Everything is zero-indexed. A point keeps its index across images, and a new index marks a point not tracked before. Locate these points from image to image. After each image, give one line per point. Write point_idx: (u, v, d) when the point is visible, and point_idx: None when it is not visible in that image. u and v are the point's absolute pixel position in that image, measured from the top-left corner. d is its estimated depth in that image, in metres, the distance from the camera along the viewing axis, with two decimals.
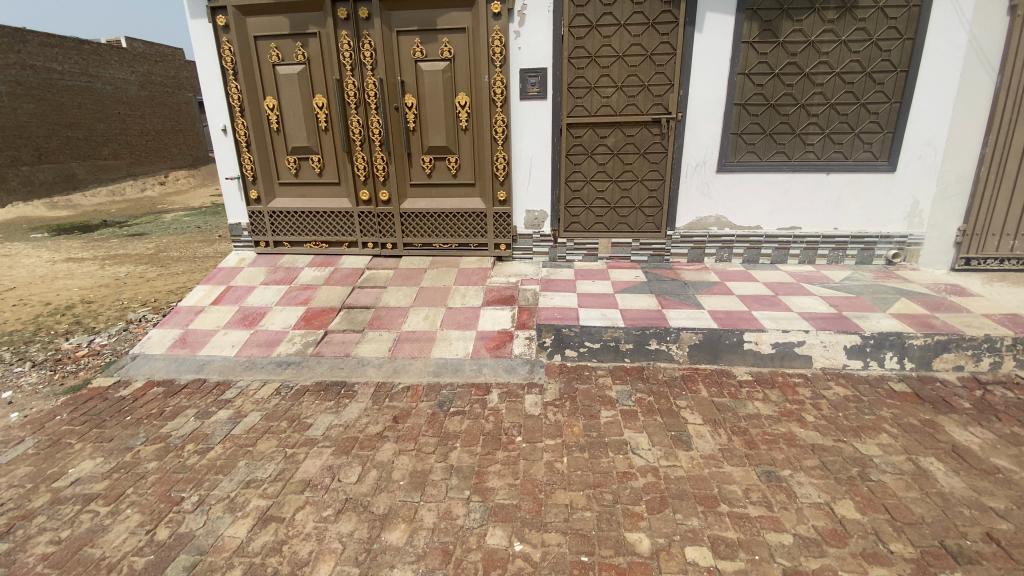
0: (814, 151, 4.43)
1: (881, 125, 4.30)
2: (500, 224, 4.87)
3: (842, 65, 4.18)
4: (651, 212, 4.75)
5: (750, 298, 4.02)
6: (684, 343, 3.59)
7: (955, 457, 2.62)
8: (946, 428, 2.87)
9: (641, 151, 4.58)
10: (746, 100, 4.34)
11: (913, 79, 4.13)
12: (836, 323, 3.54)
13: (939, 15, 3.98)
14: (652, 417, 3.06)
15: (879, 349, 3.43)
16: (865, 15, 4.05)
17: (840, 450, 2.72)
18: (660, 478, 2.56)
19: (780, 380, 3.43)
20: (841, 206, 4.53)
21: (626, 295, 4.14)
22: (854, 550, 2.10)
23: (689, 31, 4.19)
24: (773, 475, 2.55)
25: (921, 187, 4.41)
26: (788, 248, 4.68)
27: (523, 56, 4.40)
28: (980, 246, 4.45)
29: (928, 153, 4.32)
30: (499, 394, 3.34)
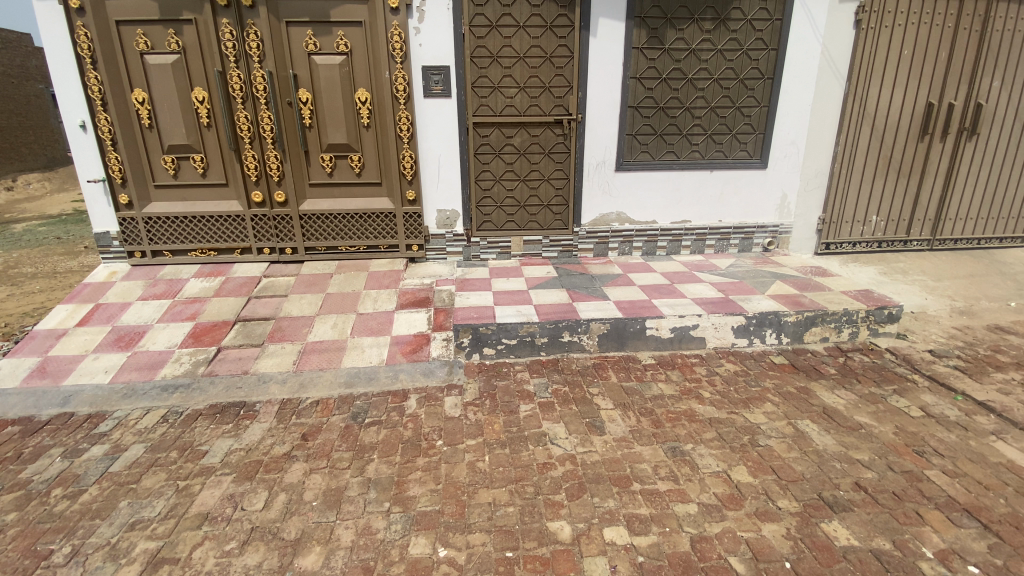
0: (699, 151, 4.82)
1: (753, 126, 4.78)
2: (409, 224, 4.75)
3: (719, 72, 4.59)
4: (558, 210, 4.90)
5: (650, 288, 4.28)
6: (595, 333, 3.74)
7: (826, 418, 2.99)
8: (817, 392, 3.27)
9: (546, 151, 4.70)
10: (639, 103, 4.61)
11: (777, 87, 4.64)
12: (724, 306, 3.88)
13: (796, 29, 4.50)
14: (568, 406, 3.16)
15: (761, 327, 3.82)
16: (736, 26, 4.47)
17: (733, 421, 2.99)
18: (578, 464, 2.65)
19: (680, 361, 3.71)
20: (724, 201, 4.98)
21: (538, 291, 4.22)
22: (748, 511, 2.32)
23: (584, 35, 4.37)
24: (678, 451, 2.74)
25: (788, 182, 4.97)
26: (681, 240, 5.06)
27: (424, 54, 4.31)
28: (836, 233, 5.16)
29: (792, 152, 4.88)
30: (418, 399, 3.26)
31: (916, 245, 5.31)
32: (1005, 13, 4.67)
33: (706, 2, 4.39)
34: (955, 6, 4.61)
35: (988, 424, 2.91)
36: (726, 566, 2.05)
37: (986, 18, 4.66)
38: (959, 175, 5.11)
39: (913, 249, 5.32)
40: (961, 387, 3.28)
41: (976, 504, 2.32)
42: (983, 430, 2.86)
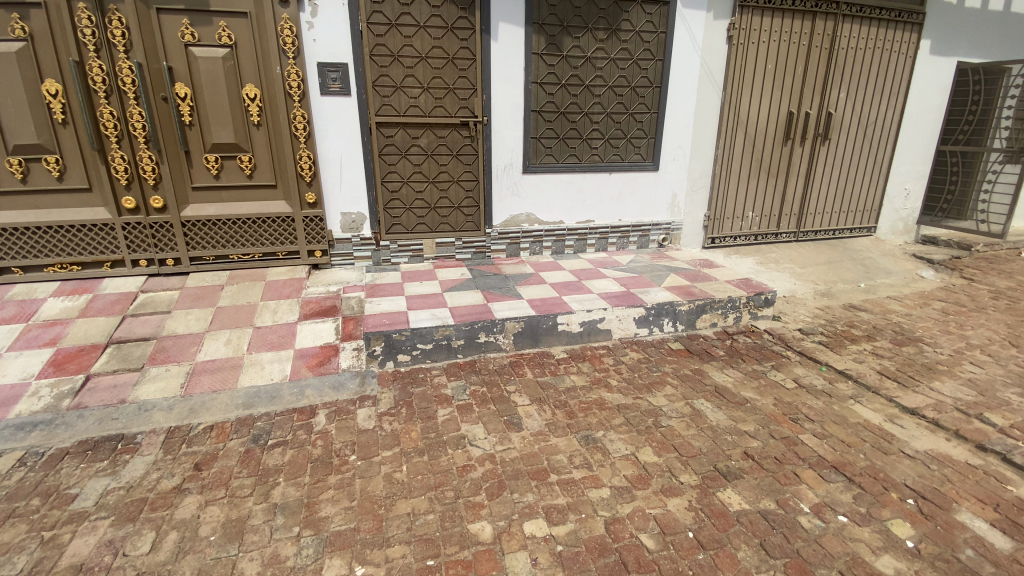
0: (599, 154, 5.08)
1: (645, 131, 5.12)
2: (311, 229, 4.50)
3: (613, 80, 4.86)
4: (469, 211, 4.91)
5: (560, 285, 4.43)
6: (509, 332, 3.79)
7: (718, 395, 3.29)
8: (710, 373, 3.59)
9: (454, 152, 4.69)
10: (541, 107, 4.76)
11: (664, 95, 5.01)
12: (626, 299, 4.12)
13: (678, 42, 4.90)
14: (485, 406, 3.17)
15: (660, 316, 4.11)
16: (626, 37, 4.76)
17: (639, 405, 3.19)
18: (497, 463, 2.67)
19: (590, 353, 3.88)
20: (623, 200, 5.29)
21: (452, 294, 4.19)
22: (655, 488, 2.48)
23: (485, 38, 4.42)
24: (591, 439, 2.87)
25: (677, 183, 5.40)
26: (587, 238, 5.29)
27: (319, 50, 4.11)
28: (720, 229, 5.69)
29: (679, 155, 5.31)
30: (327, 414, 3.09)
31: (785, 238, 6.02)
32: (846, 36, 5.44)
33: (599, 12, 4.63)
34: (806, 28, 5.30)
35: (846, 389, 3.37)
36: (638, 543, 2.17)
37: (831, 40, 5.40)
38: (816, 176, 5.86)
39: (783, 241, 6.02)
40: (824, 359, 3.77)
41: (841, 460, 2.67)
42: (842, 395, 3.30)
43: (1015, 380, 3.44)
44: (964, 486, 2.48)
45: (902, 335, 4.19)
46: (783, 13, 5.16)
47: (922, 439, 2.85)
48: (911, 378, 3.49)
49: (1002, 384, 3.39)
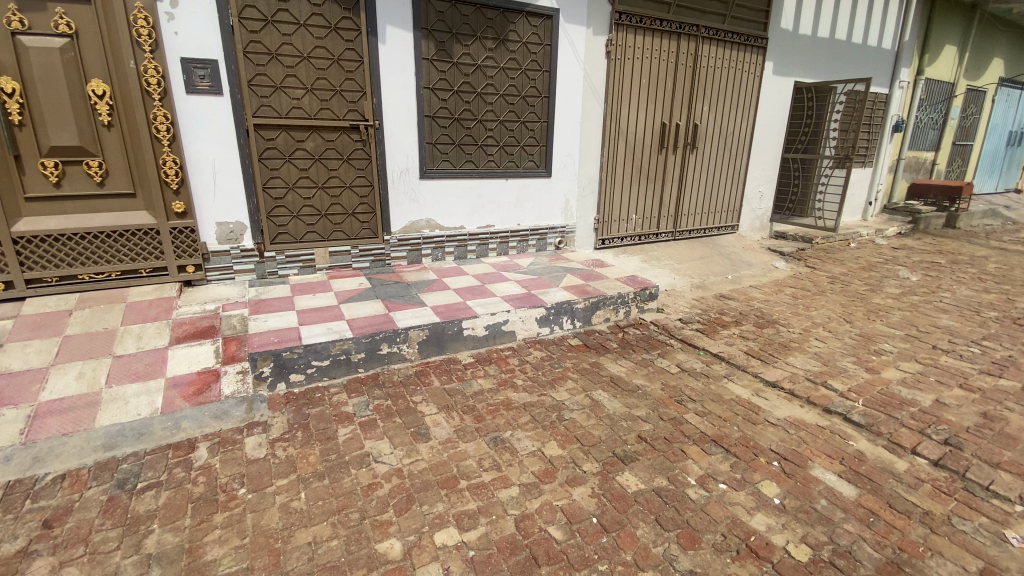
0: (495, 160, 5.17)
1: (537, 139, 5.33)
2: (181, 243, 4.04)
3: (504, 88, 4.99)
4: (364, 218, 4.73)
5: (464, 290, 4.44)
6: (413, 341, 3.71)
7: (613, 385, 3.52)
8: (606, 364, 3.83)
9: (344, 157, 4.50)
10: (434, 112, 4.74)
11: (552, 104, 5.24)
12: (527, 301, 4.25)
13: (563, 54, 5.17)
14: (390, 420, 3.08)
15: (559, 315, 4.29)
16: (514, 47, 4.92)
17: (543, 402, 3.30)
18: (405, 477, 2.60)
19: (496, 355, 3.93)
20: (521, 205, 5.44)
21: (350, 305, 4.01)
22: (560, 480, 2.58)
23: (373, 41, 4.31)
24: (499, 440, 2.91)
25: (569, 188, 5.67)
26: (488, 243, 5.36)
27: (183, 44, 3.73)
28: (610, 231, 6.10)
29: (569, 162, 5.59)
30: (210, 447, 2.80)
31: (666, 237, 6.60)
32: (706, 56, 6.12)
33: (486, 22, 4.74)
34: (673, 47, 5.87)
35: (720, 370, 3.78)
36: (547, 536, 2.24)
37: (694, 59, 6.04)
38: (688, 181, 6.50)
39: (664, 240, 6.59)
40: (702, 344, 4.20)
41: (719, 433, 2.98)
42: (718, 375, 3.71)
43: (849, 351, 4.10)
44: (816, 445, 2.89)
45: (763, 318, 4.79)
46: (653, 33, 5.68)
47: (782, 407, 3.28)
48: (771, 355, 4.01)
49: (839, 354, 4.02)
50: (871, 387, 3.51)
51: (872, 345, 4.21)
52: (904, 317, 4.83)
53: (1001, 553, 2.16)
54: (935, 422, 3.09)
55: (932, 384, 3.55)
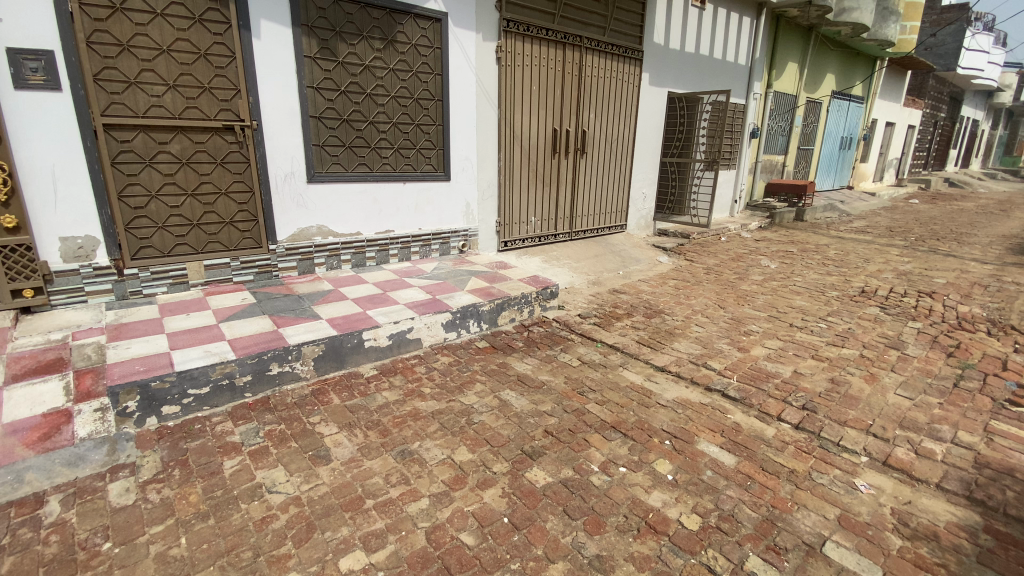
0: (390, 163, 5.02)
1: (433, 142, 5.27)
2: (14, 263, 3.40)
3: (395, 90, 4.86)
4: (245, 226, 4.35)
5: (363, 299, 4.25)
6: (307, 357, 3.48)
7: (520, 384, 3.58)
8: (513, 364, 3.89)
9: (218, 161, 4.09)
10: (320, 113, 4.49)
11: (446, 108, 5.22)
12: (431, 307, 4.18)
13: (454, 58, 5.16)
14: (285, 446, 2.85)
15: (465, 319, 4.27)
16: (404, 49, 4.82)
17: (452, 408, 3.26)
18: (304, 504, 2.42)
19: (401, 365, 3.82)
20: (420, 209, 5.33)
21: (232, 323, 3.65)
22: (471, 485, 2.57)
23: (245, 35, 3.98)
24: (406, 452, 2.82)
25: (468, 192, 5.68)
26: (387, 249, 5.19)
27: (5, 30, 3.16)
28: (510, 233, 6.21)
29: (467, 165, 5.59)
30: (63, 500, 2.38)
31: (564, 238, 6.88)
32: (590, 66, 6.48)
33: (372, 21, 4.59)
34: (560, 56, 6.14)
35: (617, 359, 4.02)
36: (458, 544, 2.21)
37: (579, 68, 6.37)
38: (581, 183, 6.84)
39: (562, 241, 6.86)
40: (600, 337, 4.43)
41: (618, 420, 3.17)
42: (615, 364, 3.93)
43: (724, 333, 4.57)
44: (701, 421, 3.18)
45: (652, 309, 5.18)
46: (540, 41, 5.89)
47: (671, 390, 3.57)
48: (660, 343, 4.34)
49: (716, 337, 4.47)
50: (743, 364, 3.95)
51: (742, 326, 4.73)
52: (767, 300, 5.49)
53: (851, 499, 2.52)
54: (795, 390, 3.55)
55: (790, 357, 4.07)
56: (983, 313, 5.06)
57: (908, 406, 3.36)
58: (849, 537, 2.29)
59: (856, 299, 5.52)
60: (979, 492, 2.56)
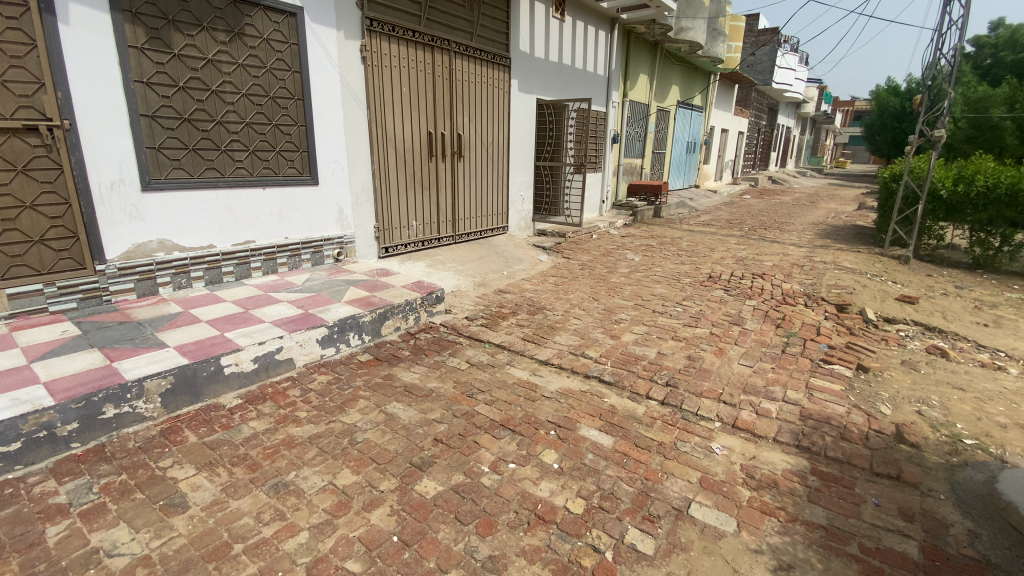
0: (245, 167, 4.57)
1: (296, 144, 4.90)
2: None
3: (246, 87, 4.43)
4: (61, 244, 3.65)
5: (221, 320, 3.81)
6: (152, 393, 3.02)
7: (407, 394, 3.48)
8: (398, 375, 3.76)
9: (18, 168, 3.40)
10: (154, 111, 3.93)
11: (308, 108, 4.89)
12: (304, 322, 3.88)
13: (314, 56, 4.85)
14: (128, 499, 2.44)
15: (343, 332, 4.04)
16: (254, 43, 4.41)
17: (332, 430, 3.06)
18: (156, 563, 2.10)
19: (271, 390, 3.49)
20: (285, 217, 4.93)
21: (47, 362, 3.03)
22: (356, 509, 2.43)
23: (47, 19, 3.34)
24: (281, 485, 2.58)
25: (340, 197, 5.38)
26: (249, 262, 4.71)
27: None
28: (390, 238, 6.01)
29: (337, 169, 5.30)
30: None
31: (447, 241, 6.83)
32: (460, 69, 6.53)
33: (213, 11, 4.14)
34: (428, 58, 6.10)
35: (503, 358, 4.09)
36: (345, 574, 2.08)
37: (449, 71, 6.39)
38: (460, 186, 6.86)
39: (445, 244, 6.82)
40: (486, 337, 4.48)
41: (506, 417, 3.22)
42: (501, 363, 4.00)
43: (598, 323, 4.90)
44: (582, 408, 3.37)
45: (534, 306, 5.37)
46: (406, 43, 5.80)
47: (554, 381, 3.72)
48: (543, 338, 4.51)
49: (592, 328, 4.77)
50: (616, 350, 4.26)
51: (614, 315, 5.11)
52: (633, 290, 6.00)
53: (709, 462, 2.85)
54: (659, 370, 3.92)
55: (655, 340, 4.49)
56: (800, 289, 6.06)
57: (750, 373, 3.90)
58: (709, 496, 2.58)
59: (706, 284, 6.27)
60: (805, 440, 3.05)
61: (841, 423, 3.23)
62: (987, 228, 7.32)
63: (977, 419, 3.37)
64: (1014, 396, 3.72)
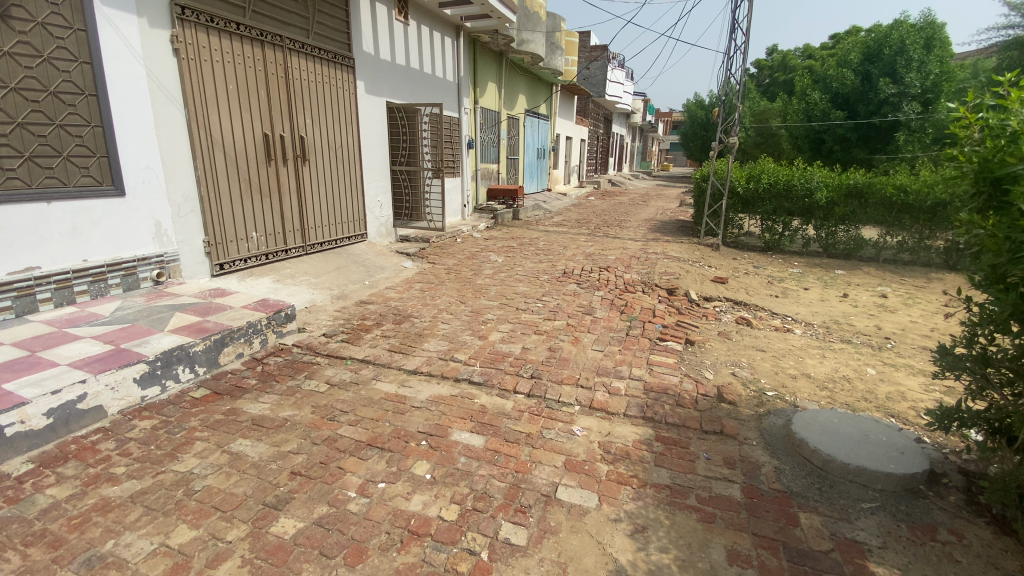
0: (19, 177, 3.70)
1: (92, 148, 4.10)
2: None
3: (14, 80, 3.61)
4: None
5: None
6: None
7: (256, 428, 3.12)
8: (244, 408, 3.35)
9: None
10: None
11: (105, 106, 4.12)
12: (116, 359, 3.26)
13: (110, 45, 4.12)
14: None
15: (170, 366, 3.49)
16: (23, 27, 3.61)
17: (162, 482, 2.62)
18: None
19: (75, 447, 2.87)
20: (82, 236, 4.09)
21: None
22: (199, 568, 2.11)
23: None
24: (94, 559, 2.13)
25: (157, 208, 4.63)
26: (33, 293, 3.81)
27: None
28: (225, 253, 5.34)
29: (150, 177, 4.55)
30: None
31: (295, 252, 6.29)
32: (297, 68, 6.07)
33: None
34: (258, 54, 5.56)
35: (368, 373, 3.90)
36: None
37: (284, 70, 5.91)
38: (306, 192, 6.36)
39: (295, 256, 6.28)
40: (348, 353, 4.23)
41: (372, 435, 3.07)
42: (367, 379, 3.80)
43: (465, 326, 4.94)
44: (451, 412, 3.36)
45: (399, 315, 5.23)
46: (229, 36, 5.21)
47: (424, 390, 3.65)
48: (410, 346, 4.41)
49: (459, 331, 4.79)
50: (484, 350, 4.34)
51: (480, 316, 5.21)
52: (497, 290, 6.18)
53: (572, 445, 3.05)
54: (525, 364, 4.09)
55: (520, 337, 4.67)
56: (639, 278, 6.82)
57: (602, 357, 4.27)
58: (573, 477, 2.76)
59: (562, 279, 6.72)
60: (650, 411, 3.43)
61: (677, 391, 3.71)
62: (772, 217, 9.02)
63: (773, 373, 4.13)
64: (796, 350, 4.64)
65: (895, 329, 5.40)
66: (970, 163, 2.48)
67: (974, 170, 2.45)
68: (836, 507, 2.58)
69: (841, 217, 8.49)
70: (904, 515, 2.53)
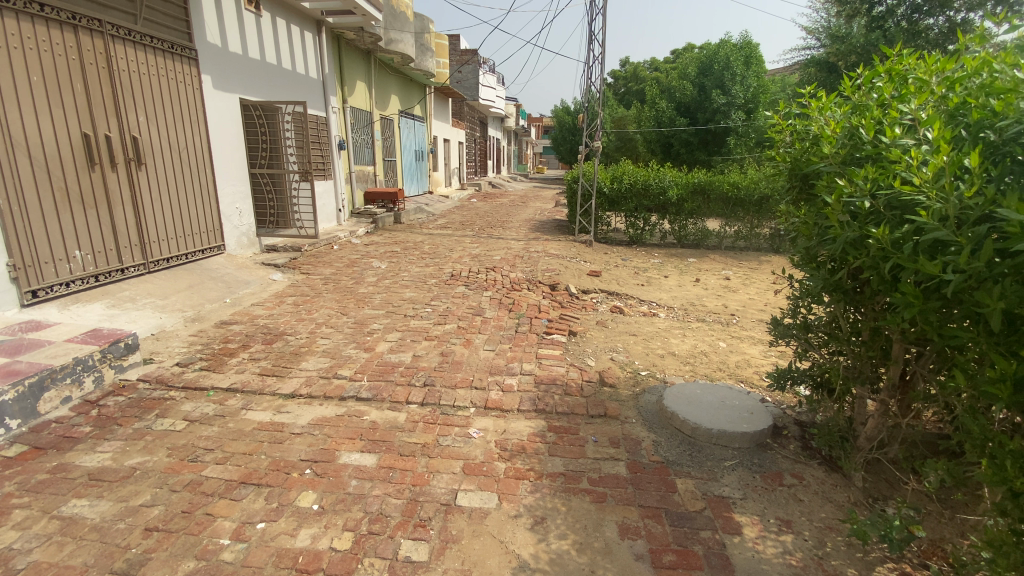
0: None
1: None
2: None
3: None
4: None
5: None
6: None
7: (95, 483, 2.62)
8: (76, 462, 2.79)
9: None
10: None
11: None
12: None
13: None
14: None
15: None
16: None
17: None
18: None
19: None
20: None
21: None
22: None
23: None
24: None
25: None
26: None
27: None
28: (39, 277, 4.39)
29: None
30: None
31: (134, 271, 5.38)
32: (122, 58, 5.22)
33: None
34: (71, 40, 4.68)
35: (237, 403, 3.48)
36: None
37: (108, 59, 5.05)
38: (144, 201, 5.49)
39: (135, 275, 5.38)
40: (210, 383, 3.73)
41: (247, 471, 2.75)
42: (236, 410, 3.39)
43: (348, 339, 4.66)
44: (339, 434, 3.13)
45: (271, 333, 4.76)
46: (31, 18, 4.33)
47: (305, 414, 3.36)
48: (286, 367, 4.03)
49: (342, 345, 4.50)
50: (371, 363, 4.13)
51: (366, 327, 4.95)
52: (382, 298, 5.94)
53: (469, 447, 3.04)
54: (416, 372, 3.98)
55: (410, 344, 4.53)
56: (523, 276, 7.03)
57: (493, 356, 4.32)
58: (472, 481, 2.74)
59: (448, 282, 6.67)
60: (541, 403, 3.55)
61: (564, 381, 3.89)
62: (635, 214, 9.90)
63: (645, 354, 4.53)
64: (663, 332, 5.15)
65: (738, 306, 6.25)
66: (785, 161, 2.95)
67: (788, 168, 2.94)
68: (705, 468, 2.91)
69: (689, 211, 9.63)
70: (757, 466, 2.94)
